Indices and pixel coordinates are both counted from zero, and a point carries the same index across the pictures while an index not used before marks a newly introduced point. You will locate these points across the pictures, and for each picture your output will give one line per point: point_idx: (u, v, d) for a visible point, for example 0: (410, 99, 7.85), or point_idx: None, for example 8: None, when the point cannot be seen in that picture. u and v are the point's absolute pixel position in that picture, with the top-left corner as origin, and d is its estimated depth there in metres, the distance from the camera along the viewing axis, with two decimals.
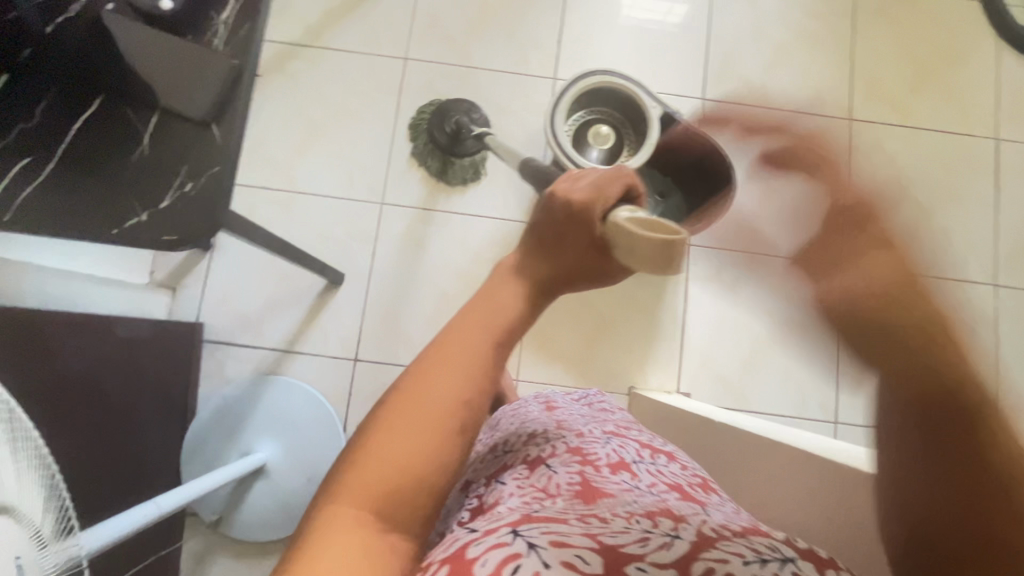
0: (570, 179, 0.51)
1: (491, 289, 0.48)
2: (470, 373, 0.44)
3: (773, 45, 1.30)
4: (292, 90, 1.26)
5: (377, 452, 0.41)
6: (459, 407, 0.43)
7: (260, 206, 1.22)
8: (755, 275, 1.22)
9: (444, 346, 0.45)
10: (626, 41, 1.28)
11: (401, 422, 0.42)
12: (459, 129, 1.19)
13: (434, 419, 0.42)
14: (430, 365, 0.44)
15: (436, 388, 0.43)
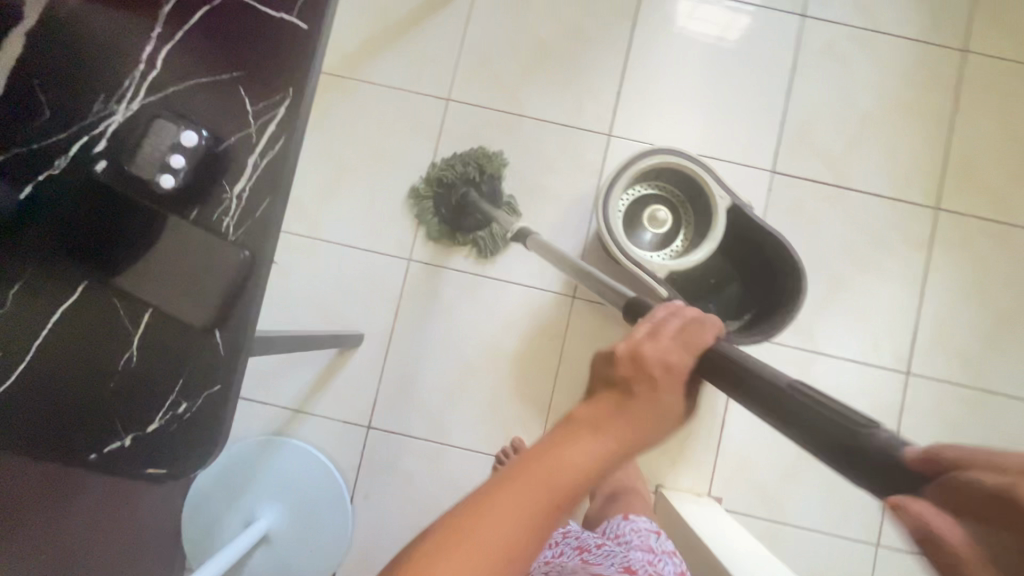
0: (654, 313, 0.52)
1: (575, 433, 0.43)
2: (573, 480, 0.41)
3: (859, 117, 1.16)
4: (323, 124, 1.16)
5: (473, 530, 0.39)
6: (549, 514, 0.40)
7: (280, 252, 1.14)
8: (807, 376, 1.12)
9: (550, 442, 0.43)
10: (688, 102, 1.17)
11: (516, 487, 0.41)
12: (464, 204, 1.10)
13: (534, 509, 0.40)
14: (523, 468, 0.41)
15: (534, 499, 0.40)
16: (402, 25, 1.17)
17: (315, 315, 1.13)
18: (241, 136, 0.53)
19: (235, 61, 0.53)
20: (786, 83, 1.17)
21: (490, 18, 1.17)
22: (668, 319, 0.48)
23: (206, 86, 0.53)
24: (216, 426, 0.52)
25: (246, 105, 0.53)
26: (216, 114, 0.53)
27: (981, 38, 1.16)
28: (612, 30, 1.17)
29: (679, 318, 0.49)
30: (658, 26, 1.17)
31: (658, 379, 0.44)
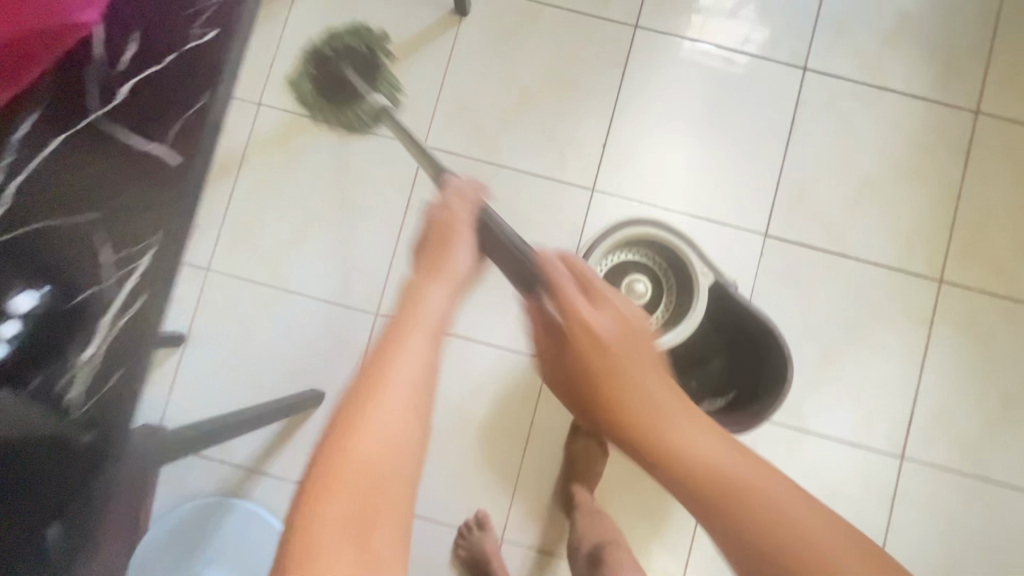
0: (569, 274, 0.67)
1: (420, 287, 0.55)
2: (425, 349, 0.48)
3: (860, 179, 1.09)
4: (291, 166, 1.10)
5: (341, 456, 0.42)
6: (427, 371, 0.47)
7: (241, 301, 1.08)
8: (794, 456, 1.05)
9: (386, 355, 0.47)
10: (677, 157, 1.10)
11: (374, 387, 0.45)
12: (340, 76, 0.86)
13: (394, 414, 0.44)
14: (381, 360, 0.47)
15: (398, 364, 0.46)
16: None
17: (274, 369, 1.07)
18: (81, 272, 0.43)
19: (78, 194, 0.45)
20: (783, 140, 1.10)
21: (471, 61, 1.11)
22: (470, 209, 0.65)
23: (45, 213, 0.44)
24: (82, 550, 0.45)
25: (104, 247, 0.44)
26: (54, 247, 0.44)
27: (994, 100, 1.09)
28: (599, 78, 1.11)
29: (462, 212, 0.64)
30: (649, 75, 1.11)
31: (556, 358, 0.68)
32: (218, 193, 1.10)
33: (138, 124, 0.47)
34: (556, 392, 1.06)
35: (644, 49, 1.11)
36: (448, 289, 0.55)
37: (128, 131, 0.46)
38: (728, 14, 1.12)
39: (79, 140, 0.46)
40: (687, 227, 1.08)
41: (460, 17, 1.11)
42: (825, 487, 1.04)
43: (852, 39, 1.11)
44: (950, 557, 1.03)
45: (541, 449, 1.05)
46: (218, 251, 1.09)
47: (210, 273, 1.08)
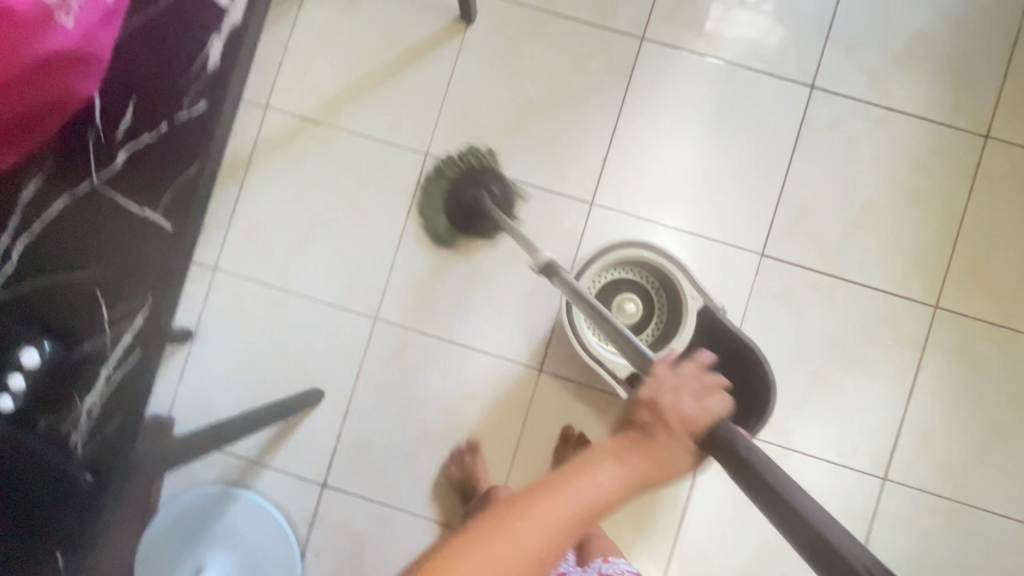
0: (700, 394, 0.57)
1: (600, 454, 0.50)
2: (576, 518, 0.46)
3: (862, 201, 1.08)
4: (297, 170, 1.13)
5: (506, 543, 0.43)
6: (570, 529, 0.45)
7: (247, 301, 1.12)
8: None
9: (552, 493, 0.46)
10: (678, 173, 1.10)
11: (532, 515, 0.45)
12: (476, 202, 1.06)
13: (516, 567, 0.43)
14: (530, 509, 0.45)
15: (544, 520, 0.45)
16: (385, 71, 1.12)
17: (277, 367, 1.11)
18: (156, 321, 0.50)
19: (141, 254, 0.50)
20: (787, 158, 1.09)
21: (476, 69, 1.12)
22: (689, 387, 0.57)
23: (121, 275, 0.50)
24: None
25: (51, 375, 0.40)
26: (132, 300, 0.50)
27: (1004, 125, 1.07)
28: (603, 90, 1.10)
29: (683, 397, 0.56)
30: (654, 89, 1.10)
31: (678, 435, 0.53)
32: (226, 194, 1.13)
33: (177, 203, 0.50)
34: (547, 401, 1.09)
35: (649, 62, 1.10)
36: (624, 472, 0.49)
37: (164, 218, 0.50)
38: (737, 27, 1.10)
39: (139, 223, 0.51)
40: (684, 243, 1.09)
41: (466, 24, 1.12)
42: None
43: (863, 57, 1.09)
44: None
45: (530, 455, 1.09)
46: (224, 252, 1.12)
47: (217, 272, 1.12)
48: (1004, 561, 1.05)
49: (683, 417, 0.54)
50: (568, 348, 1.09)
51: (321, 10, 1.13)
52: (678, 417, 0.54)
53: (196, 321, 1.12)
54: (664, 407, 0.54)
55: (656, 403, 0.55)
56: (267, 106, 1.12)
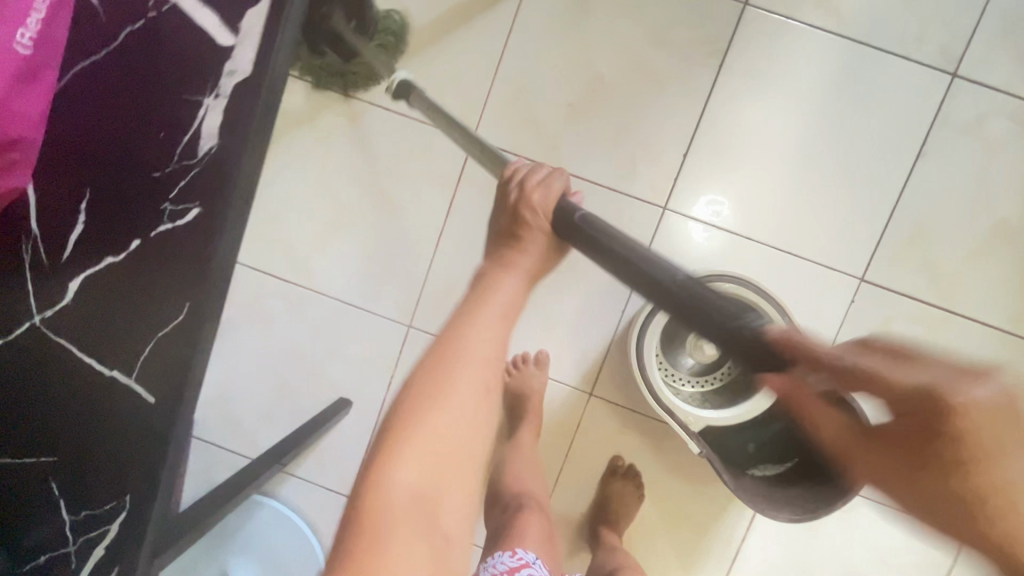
0: (536, 184, 0.58)
1: (493, 272, 0.56)
2: (502, 324, 0.52)
3: (992, 220, 0.90)
4: (321, 151, 0.97)
5: (406, 453, 0.49)
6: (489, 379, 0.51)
7: (268, 299, 1.01)
8: (844, 520, 0.97)
9: (440, 375, 0.51)
10: (771, 176, 0.92)
11: (428, 401, 0.50)
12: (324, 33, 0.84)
13: (468, 379, 0.50)
14: (446, 366, 0.51)
15: (475, 323, 0.52)
16: (426, 35, 0.94)
17: (300, 372, 1.02)
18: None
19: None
20: (908, 164, 0.90)
21: (538, 36, 0.92)
22: (537, 190, 0.57)
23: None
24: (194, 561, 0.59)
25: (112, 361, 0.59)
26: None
27: None
28: (691, 68, 0.91)
29: (525, 183, 0.59)
30: (755, 69, 0.90)
31: (531, 225, 0.56)
32: None
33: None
34: (595, 427, 0.99)
35: (751, 34, 0.89)
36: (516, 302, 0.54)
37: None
38: None
39: (127, 391, 0.62)
40: (770, 261, 0.93)
41: None
42: (874, 555, 0.97)
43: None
44: None
45: (573, 482, 1.00)
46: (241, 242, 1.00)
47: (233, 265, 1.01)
48: None
49: (540, 206, 0.56)
50: (623, 373, 0.97)
51: None
52: (539, 205, 0.56)
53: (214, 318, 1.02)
54: (526, 208, 0.57)
55: (531, 207, 0.57)
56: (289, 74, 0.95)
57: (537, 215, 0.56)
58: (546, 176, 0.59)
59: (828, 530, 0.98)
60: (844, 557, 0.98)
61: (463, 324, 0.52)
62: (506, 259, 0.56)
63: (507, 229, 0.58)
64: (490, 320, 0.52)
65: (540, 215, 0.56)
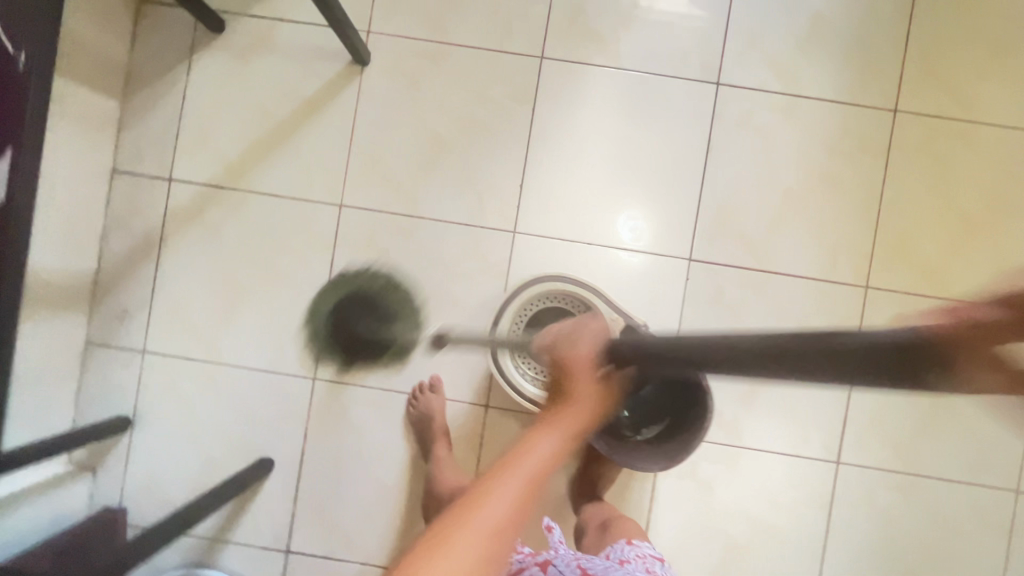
0: (572, 329, 0.71)
1: (528, 433, 0.58)
2: (512, 500, 0.51)
3: (782, 191, 1.07)
4: (210, 240, 1.10)
5: None
6: (493, 552, 0.49)
7: (182, 380, 1.10)
8: (732, 473, 1.08)
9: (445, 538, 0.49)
10: (595, 189, 1.08)
11: None
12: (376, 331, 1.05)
13: (480, 539, 0.49)
14: (468, 514, 0.50)
15: (502, 486, 0.52)
16: (286, 126, 1.09)
17: (224, 443, 1.10)
18: None
19: None
20: (703, 158, 1.08)
21: (379, 112, 1.09)
22: (588, 330, 0.71)
23: None
24: None
25: None
26: None
27: (911, 97, 1.07)
28: (512, 115, 1.08)
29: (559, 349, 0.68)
30: (563, 106, 1.08)
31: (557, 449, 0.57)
32: (144, 275, 1.10)
33: None
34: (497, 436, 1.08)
35: (554, 80, 1.08)
36: (549, 449, 0.56)
37: None
38: (637, 33, 1.08)
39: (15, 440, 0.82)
40: (618, 266, 1.08)
41: (361, 65, 1.08)
42: (767, 499, 1.07)
43: (765, 46, 1.08)
44: (887, 550, 1.07)
45: None
46: (152, 332, 1.10)
47: (146, 354, 1.10)
48: (961, 527, 1.06)
49: (576, 337, 0.69)
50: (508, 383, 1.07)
51: (211, 72, 1.10)
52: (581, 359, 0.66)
53: (134, 408, 1.10)
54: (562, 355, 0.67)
55: (563, 359, 0.66)
56: (173, 180, 1.09)
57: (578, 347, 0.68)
58: (575, 328, 0.71)
59: (721, 486, 1.08)
60: (740, 506, 1.08)
61: (492, 483, 0.53)
62: (552, 412, 0.61)
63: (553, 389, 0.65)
64: (498, 502, 0.51)
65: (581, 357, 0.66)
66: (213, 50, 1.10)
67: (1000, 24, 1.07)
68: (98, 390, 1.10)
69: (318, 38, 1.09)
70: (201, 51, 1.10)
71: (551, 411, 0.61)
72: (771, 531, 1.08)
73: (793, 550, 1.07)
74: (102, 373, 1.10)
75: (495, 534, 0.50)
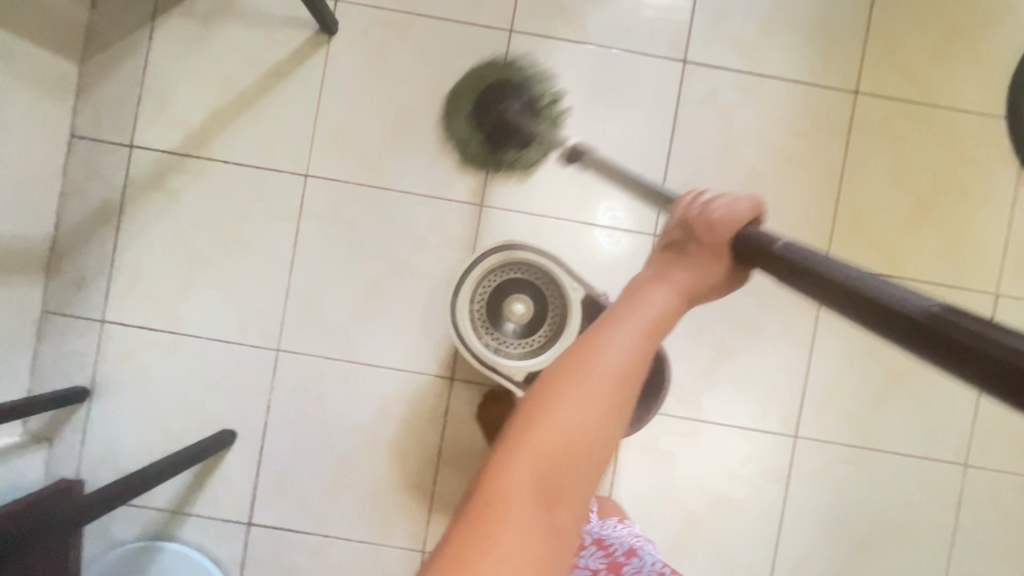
0: (692, 203, 0.58)
1: (641, 284, 0.51)
2: (635, 347, 0.46)
3: (745, 169, 1.09)
4: (171, 209, 1.08)
5: (512, 457, 0.43)
6: (620, 386, 0.44)
7: (142, 351, 1.09)
8: (693, 446, 1.10)
9: (553, 388, 0.44)
10: (561, 164, 1.09)
11: (523, 441, 0.43)
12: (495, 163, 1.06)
13: (600, 392, 0.44)
14: (580, 363, 0.45)
15: (619, 325, 0.47)
16: (251, 95, 1.08)
17: (184, 414, 1.09)
18: None
19: None
20: (668, 135, 1.09)
21: (346, 82, 1.08)
22: (713, 200, 0.57)
23: None
24: None
25: None
26: None
27: (871, 79, 1.09)
28: (480, 88, 1.08)
29: (702, 219, 0.55)
30: (531, 79, 1.09)
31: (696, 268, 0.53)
32: (102, 242, 1.08)
33: None
34: (462, 409, 1.09)
35: (522, 53, 1.08)
36: (674, 293, 0.51)
37: None
38: (605, 8, 1.09)
39: None
40: (584, 240, 1.08)
41: (328, 34, 1.07)
42: (726, 472, 1.10)
43: (731, 26, 1.09)
44: (842, 521, 1.09)
45: (454, 464, 1.09)
46: (110, 301, 1.08)
47: (105, 323, 1.08)
48: (912, 498, 1.09)
49: (712, 210, 0.56)
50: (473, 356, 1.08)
51: (174, 36, 1.08)
52: (706, 223, 0.55)
53: (92, 378, 1.09)
54: (695, 228, 0.55)
55: (707, 226, 0.55)
56: (133, 146, 1.07)
57: (711, 225, 0.55)
58: (712, 199, 0.58)
59: (682, 459, 1.10)
60: (700, 479, 1.10)
61: (610, 324, 0.48)
62: (664, 266, 0.54)
63: (673, 248, 0.55)
64: (620, 336, 0.46)
65: (718, 224, 0.55)
66: (176, 15, 1.08)
67: (959, 10, 1.09)
68: (55, 360, 1.08)
69: (283, 5, 1.07)
70: (164, 15, 1.08)
71: (666, 265, 0.54)
72: (730, 503, 1.10)
73: (750, 522, 1.09)
74: (58, 342, 1.08)
75: (618, 363, 0.45)
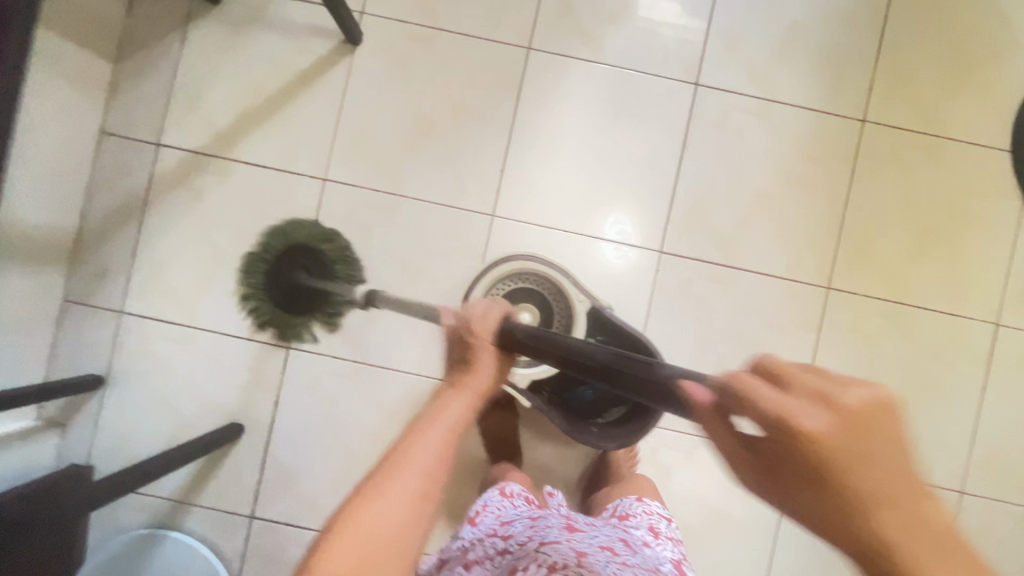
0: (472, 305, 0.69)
1: (438, 400, 0.65)
2: (436, 453, 0.61)
3: (752, 191, 1.11)
4: (194, 206, 1.12)
5: (325, 555, 0.54)
6: (420, 492, 0.59)
7: (158, 342, 1.12)
8: (691, 461, 1.11)
9: (364, 498, 0.58)
10: (573, 178, 1.12)
11: (341, 542, 0.55)
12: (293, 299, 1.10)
13: (401, 494, 0.58)
14: (389, 472, 0.59)
15: (425, 435, 0.62)
16: (277, 100, 1.12)
17: (195, 405, 1.12)
18: None
19: None
20: (679, 155, 1.12)
21: (369, 91, 1.12)
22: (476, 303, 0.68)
23: None
24: None
25: None
26: None
27: (879, 108, 1.11)
28: (497, 102, 1.12)
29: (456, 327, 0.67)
30: (547, 95, 1.12)
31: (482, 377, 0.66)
32: (126, 236, 1.12)
33: None
34: None
35: (540, 70, 1.12)
36: (465, 404, 0.64)
37: None
38: (622, 30, 1.12)
39: None
40: (592, 254, 1.11)
41: (354, 45, 1.11)
42: (723, 488, 1.11)
43: (744, 52, 1.12)
44: (836, 543, 1.10)
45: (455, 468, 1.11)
46: (130, 293, 1.12)
47: (124, 314, 1.12)
48: None
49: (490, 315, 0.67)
50: None
51: (207, 41, 1.12)
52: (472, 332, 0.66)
53: (109, 367, 1.12)
54: (466, 333, 0.66)
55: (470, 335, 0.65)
56: (160, 145, 1.11)
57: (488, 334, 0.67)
58: (487, 300, 0.69)
59: (681, 474, 1.11)
60: (697, 494, 1.11)
61: (414, 440, 0.62)
62: (462, 375, 0.66)
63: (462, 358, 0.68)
64: (424, 445, 0.61)
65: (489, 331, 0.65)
66: (209, 21, 1.12)
67: (969, 45, 1.12)
68: (74, 346, 1.11)
69: (312, 15, 1.11)
70: (197, 21, 1.12)
71: (459, 377, 0.66)
72: (726, 519, 1.11)
73: (745, 540, 1.10)
74: (79, 330, 1.12)
75: (420, 466, 0.60)
